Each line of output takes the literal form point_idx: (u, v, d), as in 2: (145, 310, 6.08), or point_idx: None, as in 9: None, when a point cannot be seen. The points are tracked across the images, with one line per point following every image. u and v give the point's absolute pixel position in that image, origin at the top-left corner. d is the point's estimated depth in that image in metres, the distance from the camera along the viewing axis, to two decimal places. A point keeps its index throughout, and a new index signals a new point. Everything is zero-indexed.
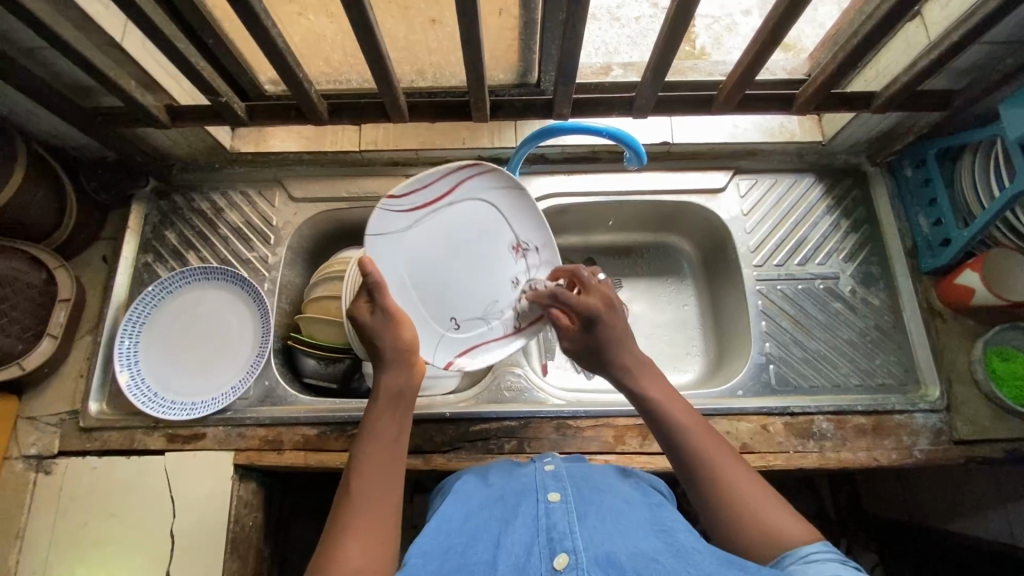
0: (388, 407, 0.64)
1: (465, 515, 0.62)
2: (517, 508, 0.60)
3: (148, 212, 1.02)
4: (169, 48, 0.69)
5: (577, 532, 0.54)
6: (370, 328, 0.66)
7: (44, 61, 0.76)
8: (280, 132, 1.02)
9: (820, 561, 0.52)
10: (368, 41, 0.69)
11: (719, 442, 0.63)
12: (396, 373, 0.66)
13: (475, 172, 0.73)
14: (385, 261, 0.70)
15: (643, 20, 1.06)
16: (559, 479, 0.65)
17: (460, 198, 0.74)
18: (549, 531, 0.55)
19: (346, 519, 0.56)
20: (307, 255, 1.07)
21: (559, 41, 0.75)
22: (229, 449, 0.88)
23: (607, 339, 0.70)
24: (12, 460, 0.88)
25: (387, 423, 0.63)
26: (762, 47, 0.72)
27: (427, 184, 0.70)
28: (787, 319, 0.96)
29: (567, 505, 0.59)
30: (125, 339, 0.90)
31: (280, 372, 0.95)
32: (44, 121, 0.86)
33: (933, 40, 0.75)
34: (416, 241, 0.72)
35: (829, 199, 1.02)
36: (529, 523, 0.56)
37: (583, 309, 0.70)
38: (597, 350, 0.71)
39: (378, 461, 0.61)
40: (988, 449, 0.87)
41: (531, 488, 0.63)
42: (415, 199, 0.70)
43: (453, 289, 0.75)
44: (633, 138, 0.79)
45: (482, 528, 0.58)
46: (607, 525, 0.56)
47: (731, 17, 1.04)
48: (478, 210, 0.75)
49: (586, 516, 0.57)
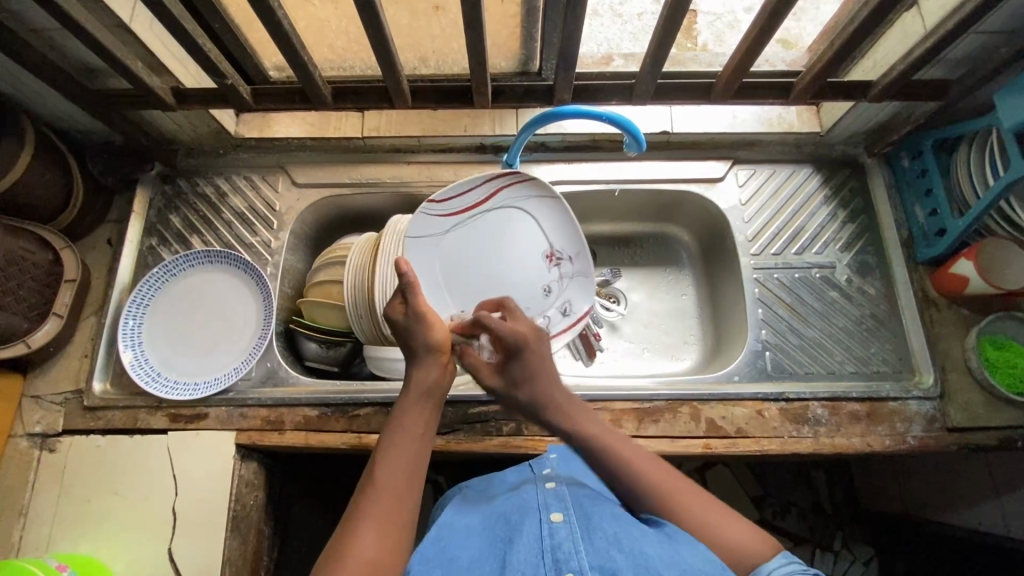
0: (417, 401, 0.67)
1: (468, 533, 0.62)
2: (520, 526, 0.60)
3: (153, 196, 1.03)
4: (177, 28, 0.71)
5: (583, 549, 0.54)
6: (405, 326, 0.70)
7: (53, 42, 0.77)
8: (284, 118, 1.04)
9: None
10: (372, 24, 0.71)
11: (677, 477, 0.65)
12: (429, 368, 0.69)
13: (514, 181, 0.83)
14: (422, 261, 0.81)
15: (645, 16, 1.05)
16: (560, 496, 0.65)
17: (495, 205, 0.84)
18: (554, 551, 0.54)
19: (365, 504, 0.57)
20: (309, 241, 1.08)
21: (560, 28, 0.76)
22: (230, 429, 0.89)
23: (529, 371, 0.73)
24: (17, 437, 0.90)
25: (413, 415, 0.66)
26: (759, 35, 0.74)
27: (468, 190, 0.81)
28: (784, 307, 0.97)
29: (572, 524, 0.58)
30: (129, 320, 0.92)
31: (282, 355, 0.96)
32: (52, 103, 0.87)
33: (928, 29, 0.76)
34: (451, 242, 0.83)
35: (826, 189, 1.03)
36: (534, 542, 0.56)
37: (509, 338, 0.73)
38: (520, 379, 0.73)
39: (403, 448, 0.63)
40: (981, 436, 0.88)
41: (534, 506, 0.63)
42: (453, 204, 0.81)
43: (482, 288, 0.85)
44: (632, 123, 0.80)
45: (485, 550, 0.57)
46: (613, 540, 0.55)
47: (734, 14, 1.03)
48: (511, 215, 0.86)
49: (591, 533, 0.56)
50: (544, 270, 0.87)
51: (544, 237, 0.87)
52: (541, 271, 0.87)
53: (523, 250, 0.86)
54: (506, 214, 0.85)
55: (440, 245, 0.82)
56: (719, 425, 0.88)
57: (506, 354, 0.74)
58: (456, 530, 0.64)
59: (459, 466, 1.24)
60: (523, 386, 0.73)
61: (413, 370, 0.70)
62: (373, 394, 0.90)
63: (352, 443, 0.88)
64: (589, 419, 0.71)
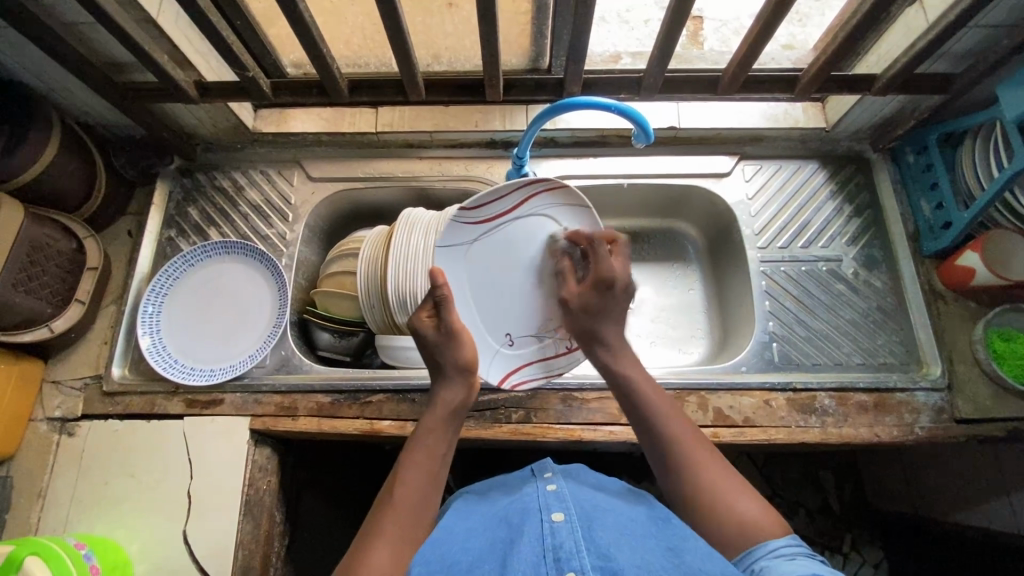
0: (443, 421, 0.71)
1: (467, 536, 0.62)
2: (521, 526, 0.59)
3: (171, 189, 1.06)
4: (202, 20, 0.74)
5: (584, 550, 0.54)
6: (434, 343, 0.74)
7: (83, 35, 0.80)
8: (300, 113, 1.06)
9: (794, 559, 0.56)
10: (391, 18, 0.73)
11: (700, 440, 0.68)
12: (452, 389, 0.73)
13: (539, 189, 0.82)
14: (451, 270, 0.84)
15: (652, 22, 1.08)
16: (562, 498, 0.64)
17: (523, 213, 0.84)
18: (556, 551, 0.54)
19: (382, 515, 0.62)
20: (323, 235, 1.10)
21: (569, 25, 0.79)
22: (245, 415, 0.91)
23: (608, 307, 0.77)
24: (37, 421, 0.92)
25: (436, 435, 0.70)
26: (762, 31, 0.76)
27: (498, 199, 0.81)
28: (791, 300, 0.98)
29: (572, 525, 0.58)
30: (148, 307, 0.94)
31: (295, 343, 0.98)
32: (78, 96, 0.91)
33: (931, 23, 0.78)
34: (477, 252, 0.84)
35: (832, 184, 1.05)
36: (535, 545, 0.56)
37: (608, 272, 0.76)
38: (605, 311, 0.76)
39: (423, 464, 0.67)
40: (990, 428, 0.89)
41: (534, 507, 0.63)
42: (483, 212, 0.82)
43: (507, 303, 0.85)
44: (642, 116, 0.83)
45: (486, 551, 0.57)
46: (616, 542, 0.56)
47: (740, 20, 1.05)
48: (539, 226, 0.84)
49: (592, 535, 0.57)
50: None
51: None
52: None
53: (546, 263, 0.86)
54: (535, 221, 0.84)
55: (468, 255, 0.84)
56: (727, 414, 0.89)
57: (596, 286, 0.76)
58: (456, 530, 0.64)
59: (467, 460, 1.25)
60: (592, 318, 0.77)
61: (442, 387, 0.74)
62: (385, 381, 0.92)
63: (364, 429, 0.89)
64: (637, 364, 0.75)
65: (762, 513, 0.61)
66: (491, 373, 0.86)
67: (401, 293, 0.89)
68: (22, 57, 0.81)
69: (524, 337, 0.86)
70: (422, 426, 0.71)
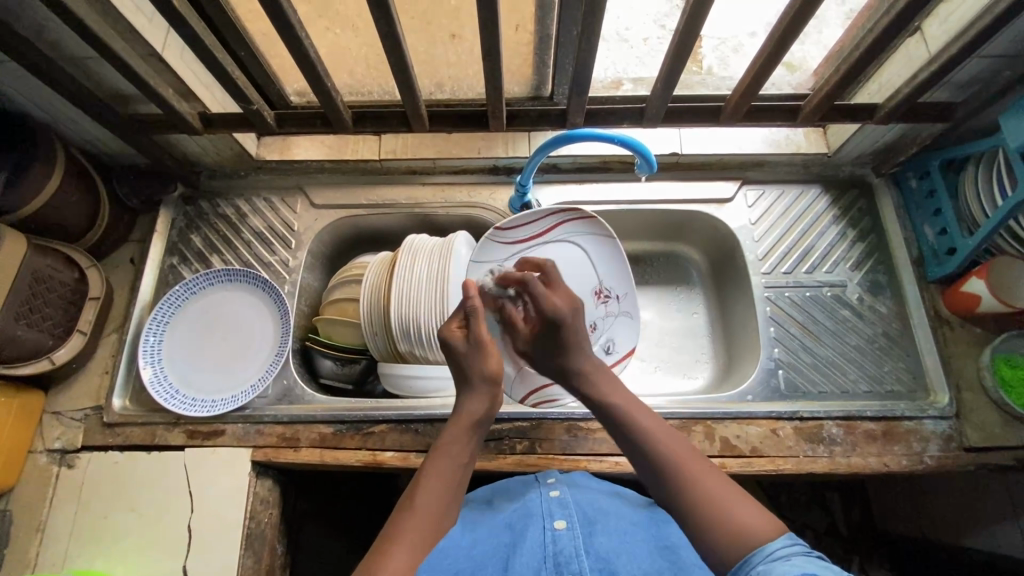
0: (466, 430, 0.70)
1: (471, 540, 0.67)
2: (524, 531, 0.66)
3: (175, 216, 1.06)
4: (208, 57, 0.74)
5: (584, 556, 0.62)
6: (464, 353, 0.74)
7: (88, 70, 0.81)
8: (303, 141, 1.07)
9: (789, 559, 0.49)
10: (395, 53, 0.74)
11: (691, 451, 0.64)
12: (478, 400, 0.72)
13: (570, 219, 0.87)
14: (480, 288, 0.85)
15: (651, 41, 1.08)
16: (564, 503, 0.71)
17: (556, 237, 0.88)
18: (556, 556, 0.62)
19: (402, 517, 0.61)
20: (326, 260, 1.10)
21: (572, 57, 0.79)
22: (247, 446, 0.90)
23: (568, 341, 0.76)
24: (37, 453, 0.91)
25: (459, 445, 0.69)
26: (766, 63, 0.76)
27: (532, 222, 0.86)
28: (795, 326, 0.98)
29: (573, 530, 0.66)
30: (150, 337, 0.94)
31: (298, 372, 0.97)
32: (82, 127, 0.91)
33: (932, 54, 0.78)
34: (509, 272, 0.87)
35: (835, 209, 1.04)
36: (537, 548, 0.63)
37: (551, 311, 0.75)
38: (556, 349, 0.77)
39: (445, 473, 0.66)
40: (999, 456, 0.88)
41: (537, 511, 0.70)
42: (518, 233, 0.86)
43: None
44: (643, 146, 0.85)
45: (491, 554, 0.64)
46: (614, 549, 0.63)
47: (738, 38, 1.06)
48: (567, 251, 0.89)
49: (592, 539, 0.65)
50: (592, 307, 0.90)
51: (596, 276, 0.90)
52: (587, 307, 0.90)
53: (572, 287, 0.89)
54: (564, 246, 0.89)
55: (502, 273, 0.86)
56: (734, 444, 0.88)
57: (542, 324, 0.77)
58: (466, 539, 0.68)
59: None
60: (561, 354, 0.77)
61: (466, 396, 0.73)
62: (389, 411, 0.91)
63: (366, 460, 0.89)
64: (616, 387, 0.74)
65: (757, 516, 0.55)
66: (513, 390, 0.89)
67: (403, 323, 0.89)
68: (26, 90, 0.81)
69: None
70: (444, 436, 0.70)
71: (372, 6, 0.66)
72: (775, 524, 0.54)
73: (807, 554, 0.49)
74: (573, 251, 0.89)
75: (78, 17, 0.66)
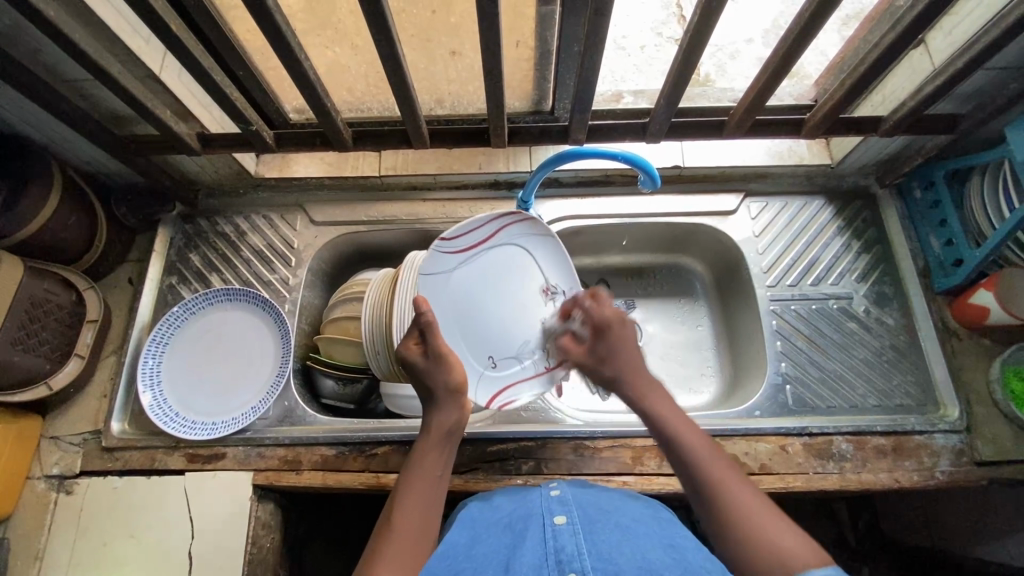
0: (438, 444, 0.70)
1: (472, 540, 0.65)
2: (525, 531, 0.63)
3: (173, 235, 1.05)
4: (206, 79, 0.74)
5: (585, 553, 0.57)
6: (423, 370, 0.74)
7: (85, 92, 0.80)
8: (303, 158, 1.06)
9: None
10: (396, 72, 0.73)
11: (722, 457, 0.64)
12: (446, 411, 0.72)
13: (511, 221, 0.87)
14: (435, 299, 0.82)
15: (648, 48, 1.08)
16: (564, 502, 0.69)
17: (499, 240, 0.87)
18: (557, 553, 0.58)
19: (382, 539, 0.60)
20: (326, 277, 1.09)
21: (573, 74, 0.78)
22: (248, 469, 0.88)
23: (615, 350, 0.77)
24: (34, 480, 0.89)
25: (432, 457, 0.68)
26: (771, 78, 0.75)
27: (476, 229, 0.84)
28: (803, 339, 0.97)
29: (573, 527, 0.62)
30: (149, 359, 0.92)
31: (299, 393, 0.96)
32: (80, 149, 0.90)
33: (937, 67, 0.78)
34: (458, 283, 0.84)
35: (839, 220, 1.04)
36: (538, 547, 0.59)
37: (599, 320, 0.79)
38: (602, 355, 0.77)
39: (422, 486, 0.65)
40: (1010, 470, 0.87)
41: (537, 511, 0.67)
42: (464, 241, 0.84)
43: (496, 325, 0.87)
44: (647, 162, 0.84)
45: (491, 556, 0.60)
46: (615, 545, 0.59)
47: (735, 46, 1.05)
48: (511, 254, 0.88)
49: (593, 538, 0.60)
50: (542, 303, 0.90)
51: (541, 273, 0.91)
52: (538, 306, 0.90)
53: (524, 288, 0.89)
54: (509, 248, 0.88)
55: (444, 285, 0.84)
56: (743, 461, 0.87)
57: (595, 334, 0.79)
58: (463, 544, 0.64)
59: None
60: (602, 362, 0.77)
61: (433, 410, 0.73)
62: (391, 433, 0.90)
63: (370, 483, 0.87)
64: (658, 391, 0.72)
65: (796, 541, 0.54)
66: (479, 395, 0.85)
67: None
68: (23, 113, 0.80)
69: (507, 356, 0.88)
70: (416, 451, 0.69)
71: (373, 28, 0.65)
72: (818, 553, 0.53)
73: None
74: (514, 255, 0.89)
75: (76, 42, 0.65)
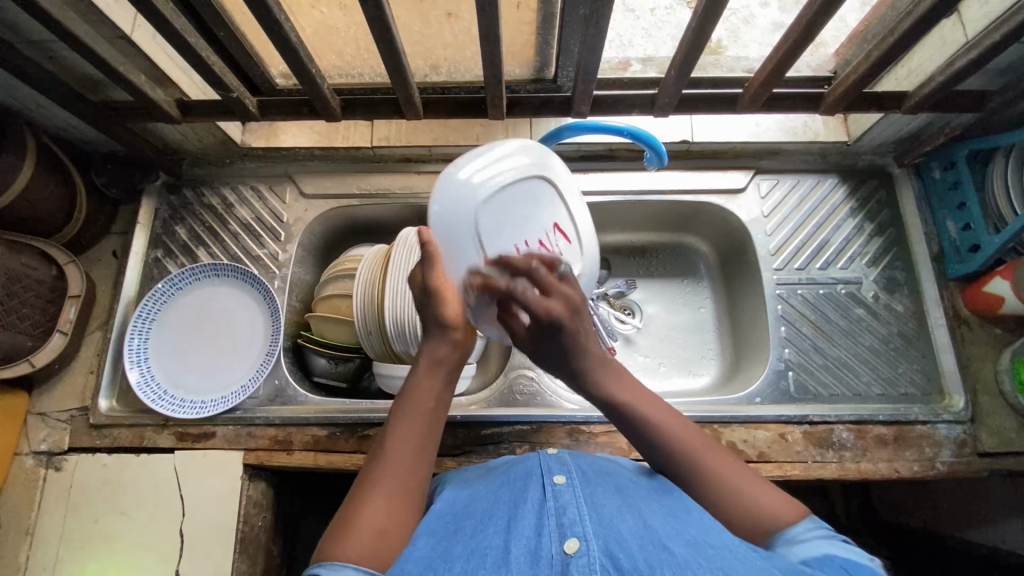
0: (433, 375, 0.59)
1: (470, 499, 0.61)
2: (523, 491, 0.58)
3: (157, 207, 1.01)
4: (180, 41, 0.68)
5: (587, 517, 0.52)
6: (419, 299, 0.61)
7: (53, 54, 0.74)
8: (291, 126, 1.01)
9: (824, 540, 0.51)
10: (386, 38, 0.68)
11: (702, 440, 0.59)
12: (441, 338, 0.59)
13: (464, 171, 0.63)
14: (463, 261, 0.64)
15: (658, 11, 1.00)
16: (562, 461, 0.64)
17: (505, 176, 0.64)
18: (559, 516, 0.53)
19: (372, 472, 0.53)
20: (318, 252, 1.06)
21: (578, 38, 0.72)
22: (238, 449, 0.87)
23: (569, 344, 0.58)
24: (23, 456, 0.88)
25: (426, 392, 0.58)
26: (793, 46, 0.69)
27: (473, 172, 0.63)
28: (808, 325, 0.94)
29: (574, 488, 0.57)
30: (135, 336, 0.89)
31: (290, 371, 0.94)
32: (53, 115, 0.85)
33: (970, 38, 0.72)
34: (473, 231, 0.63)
35: (853, 201, 0.99)
36: (537, 507, 0.55)
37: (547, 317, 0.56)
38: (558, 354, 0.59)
39: (413, 430, 0.56)
40: (1012, 461, 0.85)
41: (535, 470, 0.62)
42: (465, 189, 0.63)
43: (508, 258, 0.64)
44: (654, 138, 0.80)
45: (491, 512, 0.56)
46: (618, 512, 0.54)
47: (748, 9, 0.96)
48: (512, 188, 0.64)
49: (594, 501, 0.56)
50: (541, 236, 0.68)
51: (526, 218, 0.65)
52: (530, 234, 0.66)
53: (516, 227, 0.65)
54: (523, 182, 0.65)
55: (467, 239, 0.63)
56: (741, 448, 0.85)
57: (542, 332, 0.58)
58: (461, 500, 0.61)
59: None
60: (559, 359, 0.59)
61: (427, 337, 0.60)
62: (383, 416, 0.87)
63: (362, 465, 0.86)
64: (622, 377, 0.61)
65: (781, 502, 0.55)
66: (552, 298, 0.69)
67: (398, 324, 0.85)
68: None
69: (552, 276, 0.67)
70: (409, 381, 0.59)
71: None
72: (798, 508, 0.55)
73: (832, 539, 0.51)
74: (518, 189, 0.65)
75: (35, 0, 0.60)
